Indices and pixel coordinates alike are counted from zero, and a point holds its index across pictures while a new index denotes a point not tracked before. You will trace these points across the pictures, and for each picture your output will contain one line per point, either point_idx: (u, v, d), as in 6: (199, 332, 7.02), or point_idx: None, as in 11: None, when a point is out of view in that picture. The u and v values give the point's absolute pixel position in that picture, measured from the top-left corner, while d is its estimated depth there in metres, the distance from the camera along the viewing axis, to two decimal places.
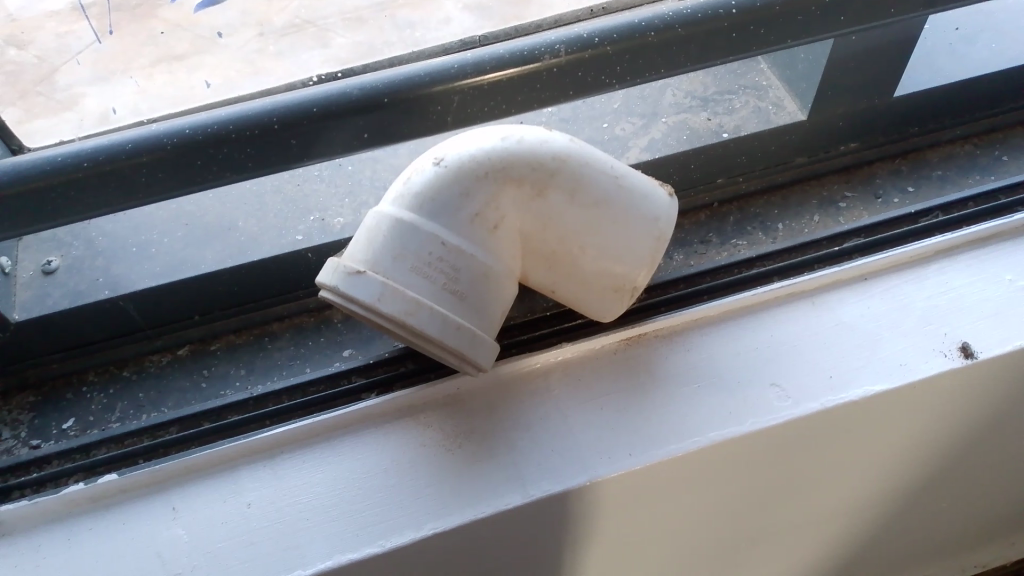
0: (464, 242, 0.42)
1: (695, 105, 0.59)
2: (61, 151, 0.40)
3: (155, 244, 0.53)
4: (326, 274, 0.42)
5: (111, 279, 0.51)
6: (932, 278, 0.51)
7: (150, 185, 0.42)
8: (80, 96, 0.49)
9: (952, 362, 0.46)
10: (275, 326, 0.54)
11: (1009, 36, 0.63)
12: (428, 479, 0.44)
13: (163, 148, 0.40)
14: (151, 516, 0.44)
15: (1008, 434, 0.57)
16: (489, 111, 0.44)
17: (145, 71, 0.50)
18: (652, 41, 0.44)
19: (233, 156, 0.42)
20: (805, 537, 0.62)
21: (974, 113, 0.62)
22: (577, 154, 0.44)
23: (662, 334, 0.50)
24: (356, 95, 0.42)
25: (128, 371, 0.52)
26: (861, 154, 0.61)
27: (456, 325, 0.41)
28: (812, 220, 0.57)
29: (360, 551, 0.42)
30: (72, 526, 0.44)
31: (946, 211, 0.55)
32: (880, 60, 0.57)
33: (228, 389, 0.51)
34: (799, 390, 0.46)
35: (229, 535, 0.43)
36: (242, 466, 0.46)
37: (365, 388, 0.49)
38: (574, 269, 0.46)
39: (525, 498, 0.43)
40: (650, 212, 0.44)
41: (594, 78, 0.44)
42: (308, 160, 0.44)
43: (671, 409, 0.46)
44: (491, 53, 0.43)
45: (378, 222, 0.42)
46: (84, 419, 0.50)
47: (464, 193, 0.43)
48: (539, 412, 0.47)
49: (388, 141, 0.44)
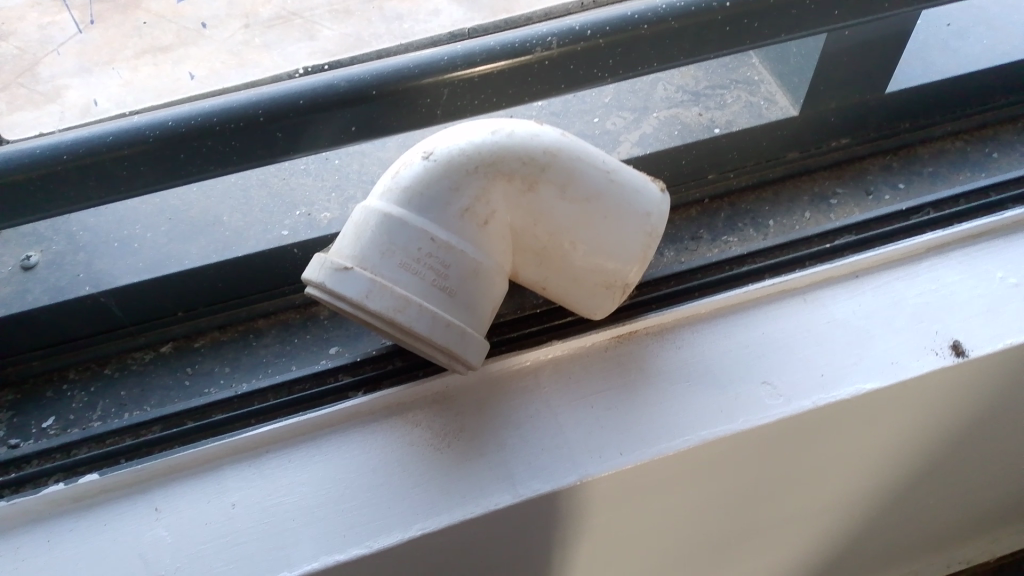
0: (454, 238, 0.42)
1: (687, 99, 0.59)
2: (40, 144, 0.39)
3: (138, 238, 0.52)
4: (313, 270, 0.41)
5: (93, 275, 0.50)
6: (924, 275, 0.51)
7: (133, 179, 0.41)
8: (62, 88, 0.48)
9: (944, 359, 0.46)
10: (261, 323, 0.54)
11: (1000, 31, 0.63)
12: (417, 478, 0.44)
13: (145, 140, 0.39)
14: (134, 517, 0.43)
15: (997, 431, 0.57)
16: (479, 104, 0.44)
17: (130, 63, 0.49)
18: (645, 34, 0.43)
19: (218, 149, 0.41)
20: (796, 534, 0.62)
21: (966, 109, 0.62)
22: (569, 148, 0.43)
23: (654, 331, 0.50)
24: (344, 87, 0.41)
25: (110, 369, 0.51)
26: (852, 150, 0.60)
27: (446, 322, 0.40)
28: (804, 216, 0.57)
29: (347, 552, 0.41)
30: (52, 527, 0.43)
31: (938, 207, 0.55)
32: (871, 55, 0.57)
33: (213, 387, 0.50)
34: (790, 387, 0.46)
35: (212, 535, 0.42)
36: (227, 466, 0.45)
37: (353, 386, 0.49)
38: (565, 265, 0.45)
39: (515, 497, 0.43)
40: (642, 207, 0.44)
41: (586, 71, 0.44)
42: (294, 154, 0.43)
43: (662, 407, 0.46)
44: (481, 45, 0.42)
45: (366, 217, 0.41)
46: (65, 418, 0.49)
47: (453, 187, 0.42)
48: (529, 410, 0.46)
49: (376, 135, 0.44)
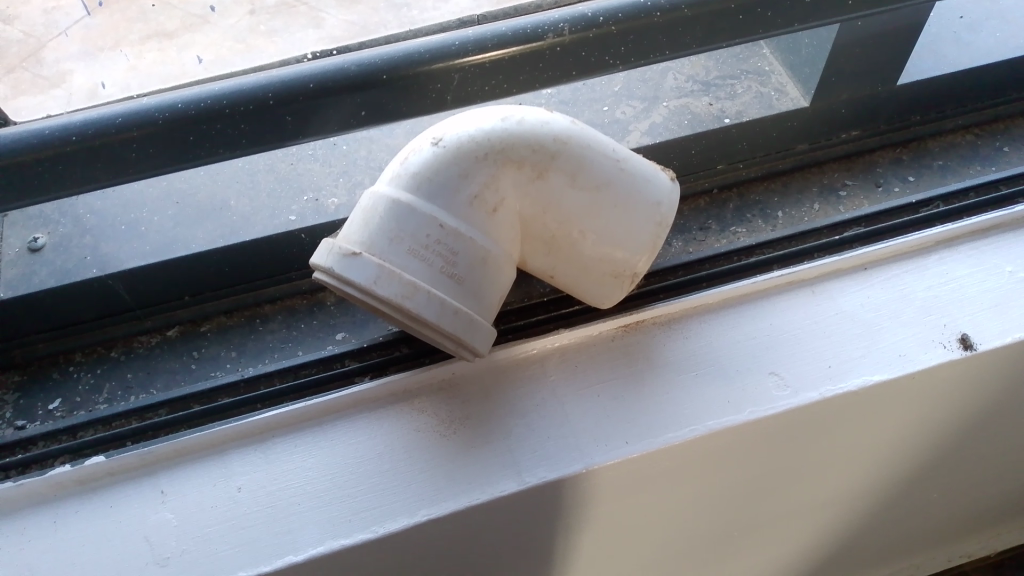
0: (462, 224, 0.42)
1: (697, 89, 0.59)
2: (49, 125, 0.39)
3: (145, 222, 0.52)
4: (321, 255, 0.41)
5: (99, 258, 0.50)
6: (933, 268, 0.51)
7: (141, 161, 0.40)
8: (68, 72, 0.47)
9: (952, 353, 0.46)
10: (267, 308, 0.53)
11: (1013, 24, 0.62)
12: (423, 465, 0.44)
13: (154, 123, 0.39)
14: (139, 499, 0.43)
15: (1002, 426, 0.57)
16: (490, 90, 0.43)
17: (136, 48, 0.48)
18: (658, 21, 0.43)
19: (227, 132, 0.40)
20: (799, 526, 0.62)
21: (977, 103, 0.62)
22: (579, 136, 0.43)
23: (661, 321, 0.50)
24: (353, 71, 0.41)
25: (116, 352, 0.51)
26: (862, 142, 0.60)
27: (454, 309, 0.40)
28: (813, 208, 0.57)
29: (352, 537, 0.41)
30: (58, 509, 0.43)
31: (948, 200, 0.55)
32: (883, 47, 0.56)
33: (219, 371, 0.50)
34: (797, 378, 0.46)
35: (218, 519, 0.42)
36: (232, 450, 0.45)
37: (359, 372, 0.49)
38: (573, 254, 0.45)
39: (521, 485, 0.43)
40: (652, 197, 0.44)
41: (597, 58, 0.43)
42: (303, 138, 0.43)
43: (668, 397, 0.46)
44: (493, 31, 0.42)
45: (374, 203, 0.41)
46: (71, 400, 0.49)
47: (462, 174, 0.42)
48: (534, 398, 0.46)
49: (385, 120, 0.43)
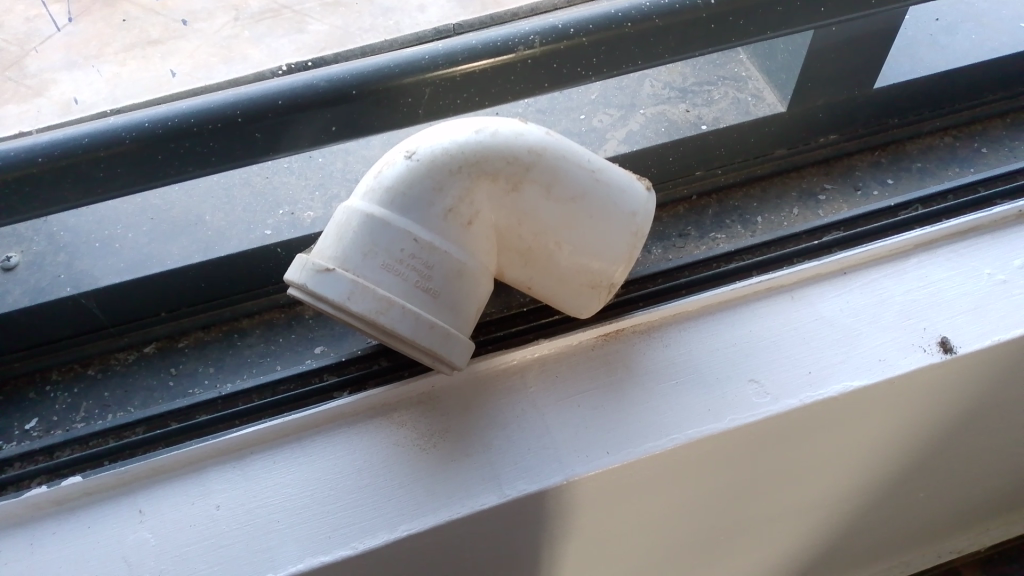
0: (437, 239, 0.41)
1: (674, 96, 0.59)
2: (17, 145, 0.39)
3: (120, 238, 0.52)
4: (295, 271, 0.40)
5: (73, 276, 0.50)
6: (912, 271, 0.51)
7: (109, 181, 0.40)
8: (50, 82, 0.47)
9: (931, 357, 0.46)
10: (245, 322, 0.53)
11: (990, 27, 0.63)
12: (402, 479, 0.44)
13: (122, 142, 0.39)
14: (117, 519, 0.43)
15: (984, 426, 0.57)
16: (463, 102, 0.43)
17: (119, 56, 0.48)
18: (629, 32, 0.42)
19: (196, 150, 0.40)
20: (786, 528, 0.62)
21: (954, 106, 0.62)
22: (554, 147, 0.43)
23: (640, 329, 0.49)
24: (323, 86, 0.40)
25: (93, 370, 0.51)
26: (840, 146, 0.60)
27: (429, 324, 0.40)
28: (792, 213, 0.57)
29: (332, 553, 0.41)
30: (34, 531, 0.42)
31: (927, 203, 0.55)
32: (859, 51, 0.56)
33: (197, 387, 0.50)
34: (777, 385, 0.46)
35: (198, 538, 0.42)
36: (211, 467, 0.45)
37: (338, 386, 0.48)
38: (551, 265, 0.45)
39: (501, 498, 0.42)
40: (628, 206, 0.43)
41: (570, 69, 0.43)
42: (275, 155, 0.43)
43: (648, 406, 0.46)
44: (463, 43, 0.42)
45: (348, 217, 0.41)
46: (48, 420, 0.49)
47: (436, 187, 0.42)
48: (514, 410, 0.46)
49: (358, 134, 0.43)
